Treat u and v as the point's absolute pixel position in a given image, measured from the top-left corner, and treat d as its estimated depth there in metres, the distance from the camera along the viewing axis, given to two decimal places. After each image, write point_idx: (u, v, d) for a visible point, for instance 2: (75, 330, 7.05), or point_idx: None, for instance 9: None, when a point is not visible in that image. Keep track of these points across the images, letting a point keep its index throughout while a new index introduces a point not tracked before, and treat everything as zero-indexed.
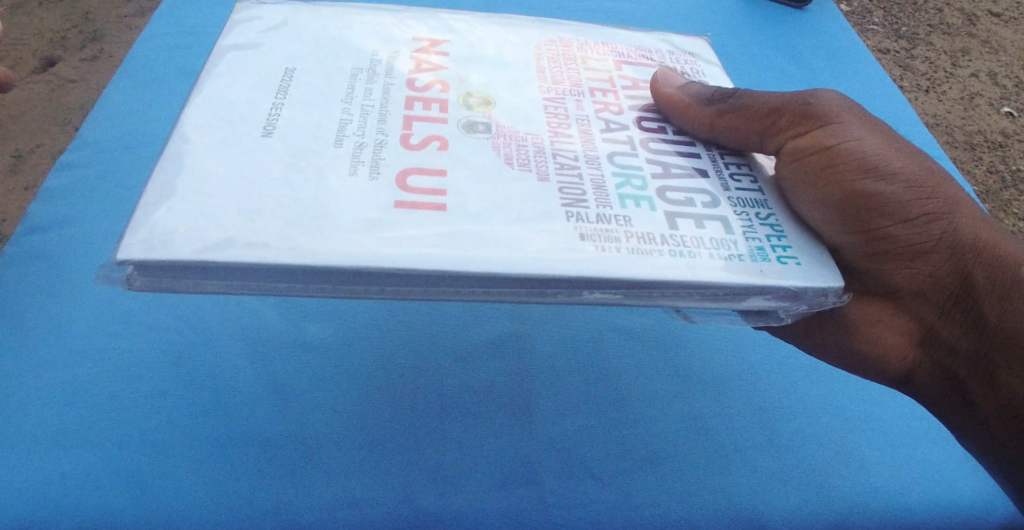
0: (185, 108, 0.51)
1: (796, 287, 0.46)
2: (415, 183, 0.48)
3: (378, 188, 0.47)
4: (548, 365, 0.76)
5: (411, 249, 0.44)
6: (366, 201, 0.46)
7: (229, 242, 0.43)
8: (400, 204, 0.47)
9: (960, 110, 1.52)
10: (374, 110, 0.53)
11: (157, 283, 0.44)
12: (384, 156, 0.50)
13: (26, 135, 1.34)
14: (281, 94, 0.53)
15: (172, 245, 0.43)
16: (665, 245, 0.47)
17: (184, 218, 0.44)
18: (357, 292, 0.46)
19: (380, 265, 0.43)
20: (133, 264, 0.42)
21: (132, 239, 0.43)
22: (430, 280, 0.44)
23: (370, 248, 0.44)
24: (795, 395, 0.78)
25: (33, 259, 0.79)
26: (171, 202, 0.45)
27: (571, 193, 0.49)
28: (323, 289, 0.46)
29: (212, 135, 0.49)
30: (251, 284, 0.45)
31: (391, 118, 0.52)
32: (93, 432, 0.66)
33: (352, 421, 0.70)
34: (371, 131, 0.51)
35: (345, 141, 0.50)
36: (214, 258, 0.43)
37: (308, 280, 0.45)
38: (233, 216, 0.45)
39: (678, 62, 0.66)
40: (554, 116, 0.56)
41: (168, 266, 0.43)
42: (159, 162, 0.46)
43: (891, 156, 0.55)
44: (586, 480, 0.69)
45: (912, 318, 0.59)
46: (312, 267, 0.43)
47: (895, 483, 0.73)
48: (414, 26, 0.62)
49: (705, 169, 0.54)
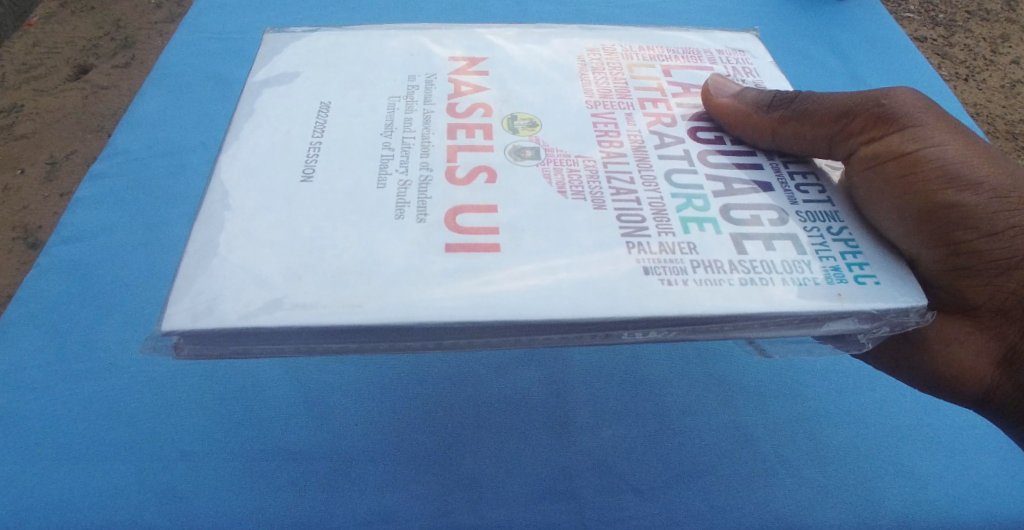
0: (228, 152, 0.51)
1: (876, 309, 0.45)
2: (466, 223, 0.48)
3: (427, 230, 0.47)
4: (584, 374, 0.73)
5: (464, 298, 0.44)
6: (417, 245, 0.46)
7: (275, 303, 0.43)
8: (452, 246, 0.46)
9: (1001, 99, 1.42)
10: (416, 142, 0.52)
11: (205, 350, 0.45)
12: (430, 193, 0.49)
13: (61, 142, 1.34)
14: (319, 131, 0.52)
15: (218, 313, 0.43)
16: (735, 273, 0.46)
17: (228, 280, 0.44)
18: (407, 346, 0.45)
19: (435, 317, 0.43)
20: (179, 333, 0.43)
21: (177, 307, 0.43)
22: (484, 327, 0.44)
23: (427, 299, 0.44)
24: (846, 403, 0.72)
25: (66, 266, 0.79)
26: (217, 262, 0.45)
27: (630, 220, 0.48)
28: (380, 344, 0.45)
29: (257, 185, 0.49)
30: (301, 346, 0.45)
31: (434, 150, 0.52)
32: (129, 445, 0.66)
33: (384, 434, 0.68)
34: (415, 166, 0.50)
35: (388, 180, 0.49)
36: (261, 322, 0.43)
37: (365, 337, 0.44)
38: (281, 274, 0.45)
39: (728, 61, 0.63)
40: (605, 133, 0.54)
41: (213, 334, 0.43)
42: (209, 215, 0.47)
43: (970, 162, 0.53)
44: (626, 493, 0.65)
45: (992, 337, 0.56)
46: (362, 325, 0.43)
47: (962, 496, 0.66)
48: (448, 45, 0.60)
49: (768, 182, 0.53)
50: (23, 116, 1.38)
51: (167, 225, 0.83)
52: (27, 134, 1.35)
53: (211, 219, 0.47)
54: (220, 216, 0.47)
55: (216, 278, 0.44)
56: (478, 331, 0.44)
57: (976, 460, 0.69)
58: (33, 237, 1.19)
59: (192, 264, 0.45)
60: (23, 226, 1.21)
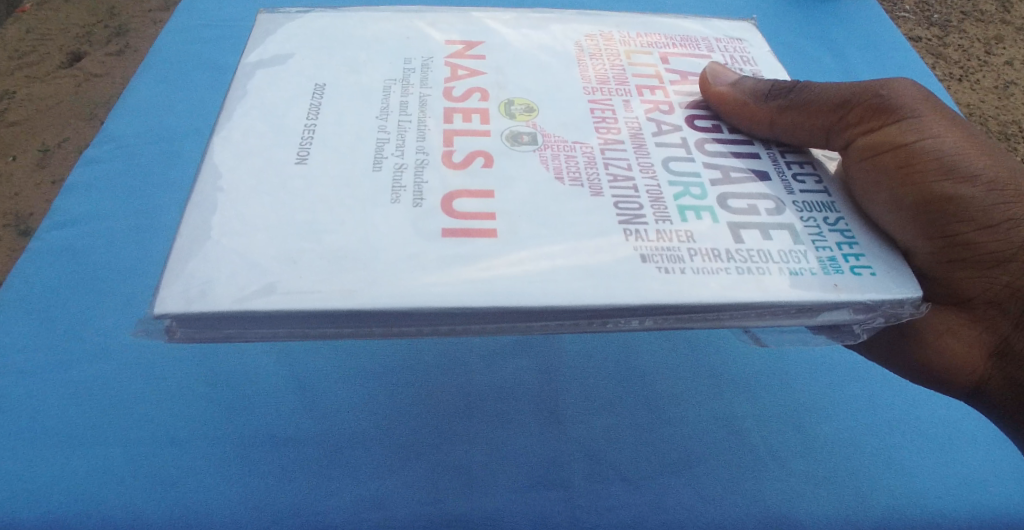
0: (221, 133, 0.50)
1: (872, 299, 0.45)
2: (462, 208, 0.47)
3: (423, 214, 0.47)
4: (577, 364, 0.73)
5: (460, 283, 0.43)
6: (413, 229, 0.46)
7: (269, 288, 0.43)
8: (448, 232, 0.46)
9: (994, 100, 1.43)
10: (412, 126, 0.52)
11: (199, 335, 0.44)
12: (426, 178, 0.49)
13: (52, 128, 1.33)
14: (314, 113, 0.52)
15: (211, 296, 0.42)
16: (732, 261, 0.46)
17: (222, 263, 0.44)
18: (401, 331, 0.45)
19: (430, 302, 0.43)
20: (171, 318, 0.42)
21: (170, 291, 0.42)
22: (478, 313, 0.43)
23: (422, 284, 0.43)
24: (837, 395, 0.72)
25: (56, 251, 0.78)
26: (210, 246, 0.44)
27: (628, 208, 0.48)
28: (375, 330, 0.45)
29: (250, 167, 0.48)
30: (295, 331, 0.44)
31: (430, 134, 0.51)
32: (118, 430, 0.65)
33: (376, 421, 0.67)
34: (411, 150, 0.50)
35: (384, 164, 0.49)
36: (254, 306, 0.42)
37: (361, 323, 0.44)
38: (274, 259, 0.44)
39: (727, 50, 0.63)
40: (602, 120, 0.54)
41: (206, 318, 0.43)
42: (201, 199, 0.46)
43: (967, 154, 0.53)
44: (616, 482, 0.65)
45: (985, 329, 0.56)
46: (357, 310, 0.43)
47: (950, 488, 0.67)
48: (444, 29, 0.60)
49: (765, 171, 0.52)
50: (15, 102, 1.37)
51: (158, 210, 0.82)
52: (19, 121, 1.34)
53: (204, 202, 0.46)
54: (213, 199, 0.47)
55: (209, 261, 0.44)
56: (474, 317, 0.44)
57: (964, 453, 0.69)
58: (24, 224, 1.18)
59: (185, 248, 0.44)
60: (13, 213, 1.19)
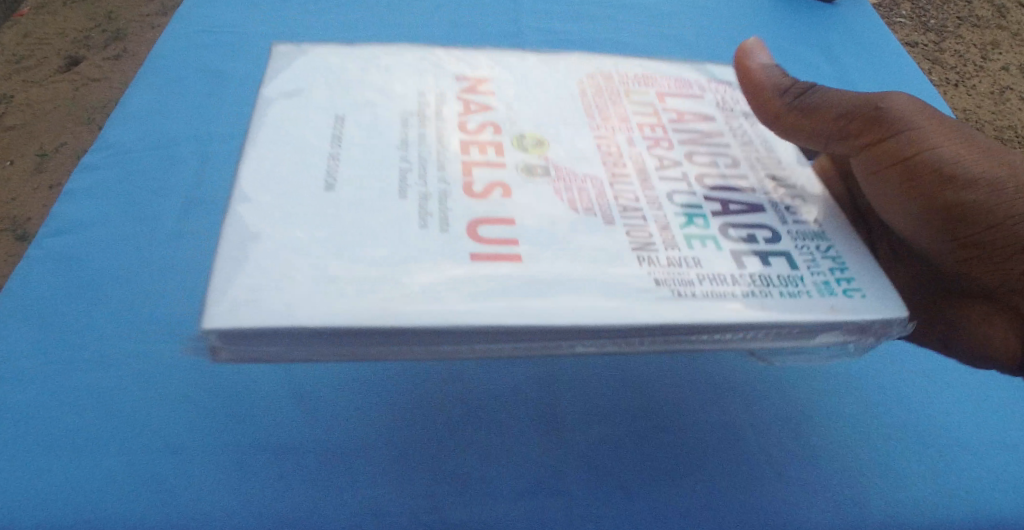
0: None
1: (864, 320, 0.46)
2: (487, 233, 0.48)
3: (451, 242, 0.46)
4: (574, 372, 0.73)
5: (483, 305, 0.43)
6: (441, 254, 0.46)
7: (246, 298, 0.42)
8: (478, 256, 0.46)
9: (990, 106, 1.43)
10: (431, 156, 0.52)
11: None
12: (451, 207, 0.49)
13: (50, 133, 1.33)
14: (336, 141, 0.52)
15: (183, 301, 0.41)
16: (737, 285, 0.46)
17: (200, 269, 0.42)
18: (381, 353, 0.44)
19: (449, 324, 0.42)
20: None
21: None
22: (511, 333, 0.43)
23: (449, 308, 0.43)
24: (832, 403, 0.73)
25: (57, 258, 0.78)
26: None
27: (637, 237, 0.49)
28: (353, 352, 0.44)
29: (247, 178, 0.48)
30: (269, 349, 0.43)
31: (450, 164, 0.52)
32: (119, 438, 0.65)
33: (374, 430, 0.68)
34: (434, 180, 0.50)
35: (409, 191, 0.49)
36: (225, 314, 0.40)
37: (343, 343, 0.43)
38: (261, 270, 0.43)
39: (718, 92, 0.63)
40: (609, 155, 0.55)
41: None
42: None
43: (964, 161, 0.55)
44: (613, 490, 0.65)
45: (1013, 313, 0.58)
46: (341, 328, 0.42)
47: (943, 496, 0.67)
48: (456, 68, 0.61)
49: (761, 203, 0.53)
50: (12, 106, 1.37)
51: (159, 217, 0.83)
52: (16, 124, 1.34)
53: None
54: None
55: None
56: (456, 338, 0.43)
57: (957, 461, 0.70)
58: (21, 229, 1.18)
59: None
60: (10, 217, 1.19)
